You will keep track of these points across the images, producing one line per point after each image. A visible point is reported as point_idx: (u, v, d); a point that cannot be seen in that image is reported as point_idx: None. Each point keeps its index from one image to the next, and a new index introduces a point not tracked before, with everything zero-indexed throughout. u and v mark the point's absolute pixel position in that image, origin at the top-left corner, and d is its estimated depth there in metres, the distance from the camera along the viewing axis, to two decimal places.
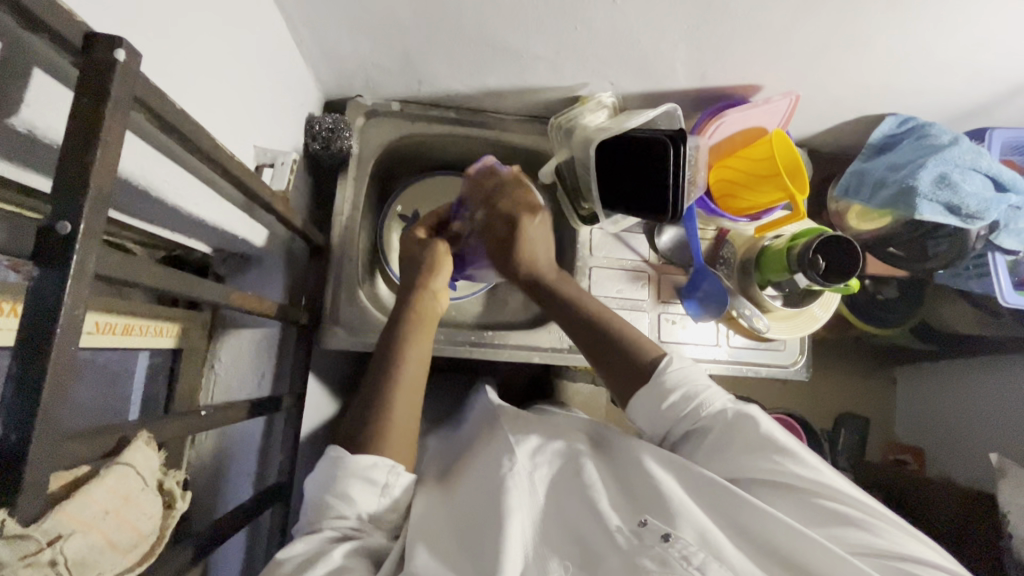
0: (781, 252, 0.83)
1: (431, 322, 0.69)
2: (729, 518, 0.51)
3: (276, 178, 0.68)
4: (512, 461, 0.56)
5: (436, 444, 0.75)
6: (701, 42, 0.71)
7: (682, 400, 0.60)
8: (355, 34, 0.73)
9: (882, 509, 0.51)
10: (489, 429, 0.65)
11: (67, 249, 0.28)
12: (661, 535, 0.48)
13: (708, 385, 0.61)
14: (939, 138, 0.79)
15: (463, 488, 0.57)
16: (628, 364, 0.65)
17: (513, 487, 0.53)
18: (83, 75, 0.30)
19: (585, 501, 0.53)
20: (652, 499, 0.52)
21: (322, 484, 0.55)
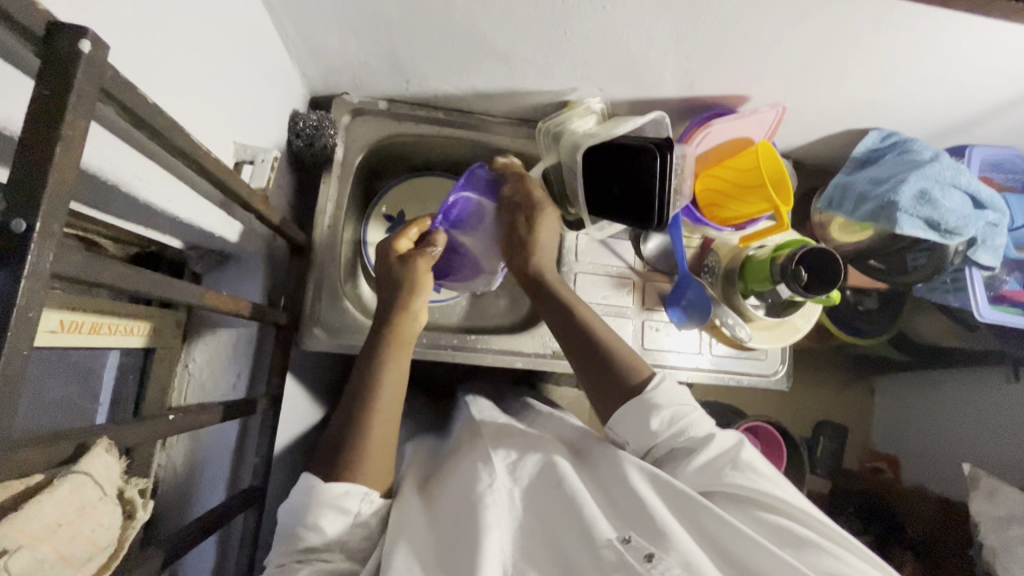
0: (765, 262, 0.84)
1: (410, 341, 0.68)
2: (705, 533, 0.51)
3: (256, 176, 0.67)
4: (491, 477, 0.56)
5: (419, 447, 0.75)
6: (690, 51, 0.71)
7: (664, 421, 0.59)
8: (341, 31, 0.72)
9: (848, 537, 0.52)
10: (471, 438, 0.65)
11: (23, 248, 0.27)
12: (645, 555, 0.48)
13: (690, 407, 0.61)
14: (921, 153, 0.80)
15: (444, 499, 0.57)
16: (613, 381, 0.63)
17: (491, 503, 0.52)
18: (46, 66, 0.29)
19: (569, 514, 0.52)
20: (635, 515, 0.52)
21: (293, 514, 0.54)
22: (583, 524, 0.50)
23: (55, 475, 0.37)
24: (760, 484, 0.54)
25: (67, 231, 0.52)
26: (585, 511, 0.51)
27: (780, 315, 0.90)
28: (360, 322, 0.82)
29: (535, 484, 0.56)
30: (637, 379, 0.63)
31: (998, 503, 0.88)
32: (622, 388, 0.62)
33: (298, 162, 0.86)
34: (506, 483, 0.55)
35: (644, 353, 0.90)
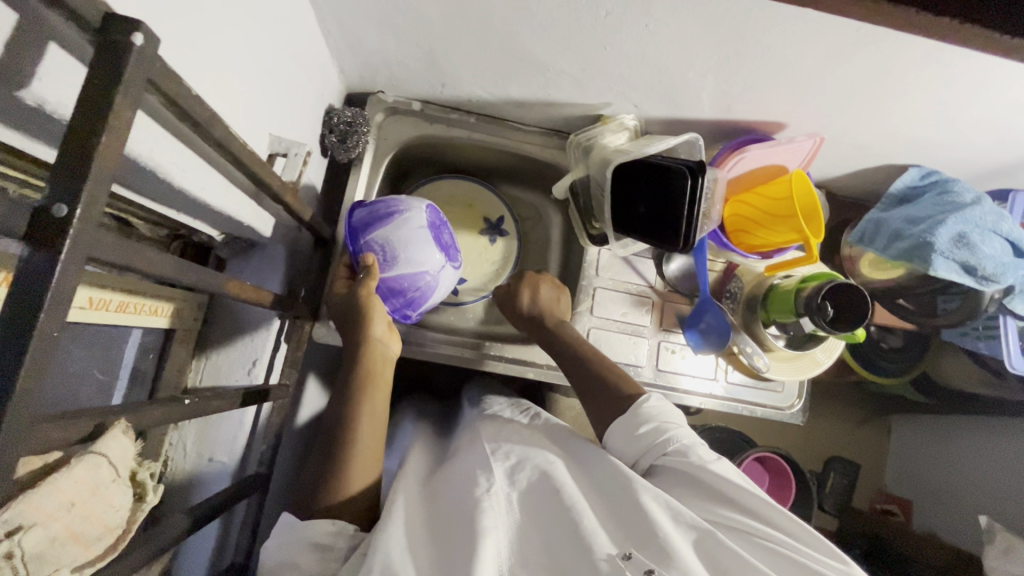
0: (789, 292, 0.82)
1: (383, 375, 0.67)
2: (704, 547, 0.50)
3: (288, 170, 0.67)
4: (489, 482, 0.55)
5: (424, 445, 0.74)
6: (730, 74, 0.70)
7: (653, 428, 0.62)
8: (382, 30, 0.73)
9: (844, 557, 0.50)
10: (469, 444, 0.65)
11: (62, 231, 0.27)
12: (645, 569, 0.47)
13: (677, 425, 0.62)
14: (962, 195, 0.77)
15: (444, 497, 0.57)
16: (610, 397, 0.68)
17: (488, 508, 0.52)
18: (97, 55, 0.29)
19: (568, 530, 0.51)
20: (638, 527, 0.51)
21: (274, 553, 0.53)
22: (580, 538, 0.49)
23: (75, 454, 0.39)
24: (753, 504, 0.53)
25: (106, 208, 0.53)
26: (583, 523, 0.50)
27: (800, 348, 0.88)
28: None
29: (531, 490, 0.56)
30: (632, 394, 0.67)
31: (1014, 560, 0.85)
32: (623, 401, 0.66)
33: (329, 156, 0.87)
34: (504, 486, 0.55)
35: (657, 374, 0.90)
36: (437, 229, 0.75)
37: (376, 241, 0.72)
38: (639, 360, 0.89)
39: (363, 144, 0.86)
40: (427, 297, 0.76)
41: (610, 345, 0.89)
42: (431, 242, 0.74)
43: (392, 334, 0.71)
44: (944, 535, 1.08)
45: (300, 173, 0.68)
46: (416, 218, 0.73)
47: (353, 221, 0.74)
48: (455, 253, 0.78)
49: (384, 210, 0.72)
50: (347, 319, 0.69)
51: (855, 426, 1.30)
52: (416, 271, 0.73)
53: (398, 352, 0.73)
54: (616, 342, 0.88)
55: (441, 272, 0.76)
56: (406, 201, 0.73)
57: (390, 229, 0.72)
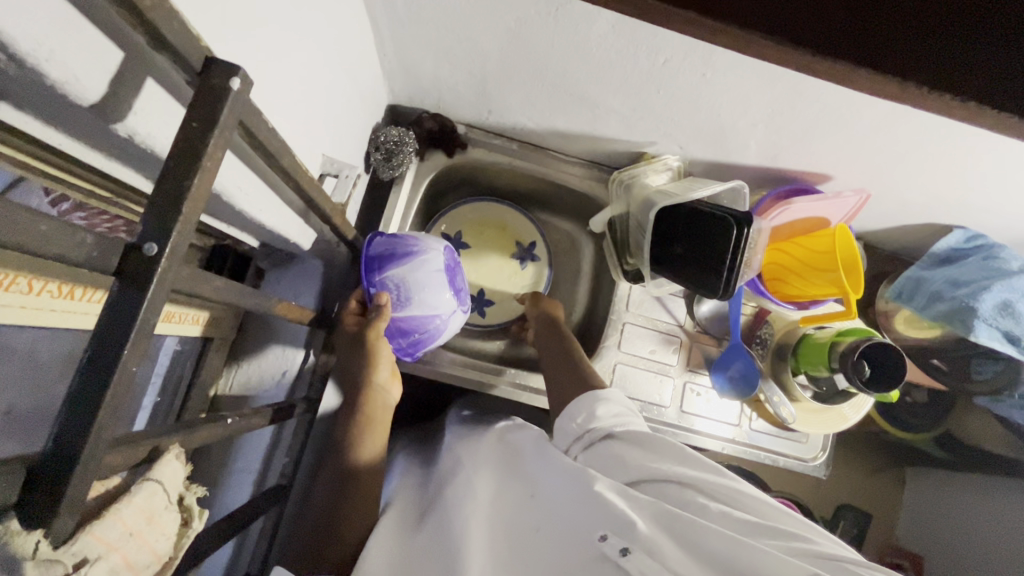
0: (822, 344, 0.81)
1: (383, 419, 0.67)
2: (657, 515, 0.50)
3: (339, 190, 0.69)
4: (468, 509, 0.56)
5: (410, 470, 0.73)
6: (782, 126, 0.70)
7: (610, 411, 0.65)
8: (438, 57, 0.74)
9: (780, 508, 0.53)
10: (446, 468, 0.65)
11: (150, 270, 0.28)
12: (620, 551, 0.47)
13: (631, 413, 0.66)
14: (1009, 262, 0.76)
15: (425, 528, 0.56)
16: (577, 380, 0.74)
17: (468, 535, 0.53)
18: (196, 97, 0.30)
19: (545, 546, 0.51)
20: (593, 510, 0.51)
21: None
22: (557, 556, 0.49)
23: (131, 478, 0.36)
24: (705, 472, 0.55)
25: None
26: (558, 537, 0.51)
27: (828, 403, 0.86)
28: None
29: (509, 515, 0.56)
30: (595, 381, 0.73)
31: None
32: (587, 383, 0.73)
33: (372, 172, 0.89)
34: (483, 516, 0.56)
35: (680, 415, 0.89)
36: (451, 271, 0.74)
37: (391, 279, 0.71)
38: (664, 400, 0.89)
39: (407, 164, 0.87)
40: (434, 339, 0.75)
41: (636, 382, 0.88)
42: (444, 281, 0.72)
43: (394, 377, 0.69)
44: None
45: (349, 193, 0.70)
46: (434, 254, 0.72)
47: (368, 251, 0.72)
48: (466, 296, 0.77)
49: (401, 246, 0.71)
50: (353, 358, 0.68)
51: (870, 476, 1.28)
52: (427, 314, 0.72)
53: (400, 395, 0.71)
54: (643, 380, 0.88)
55: (451, 316, 0.75)
56: (425, 239, 0.73)
57: (405, 265, 0.70)
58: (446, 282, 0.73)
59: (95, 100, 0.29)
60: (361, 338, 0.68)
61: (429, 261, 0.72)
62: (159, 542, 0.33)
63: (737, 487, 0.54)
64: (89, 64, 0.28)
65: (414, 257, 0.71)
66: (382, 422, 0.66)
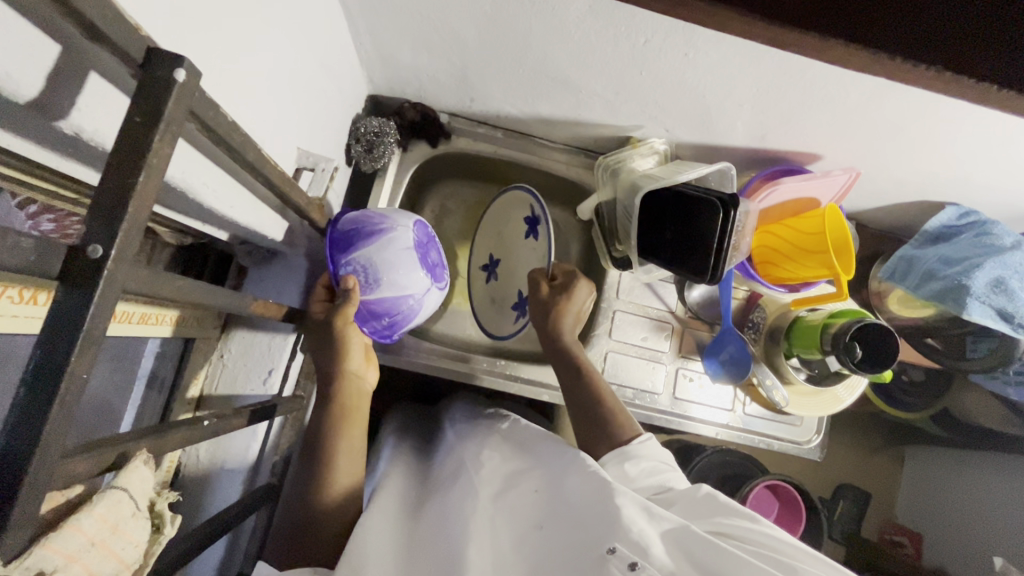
0: (815, 327, 0.80)
1: (360, 414, 0.64)
2: (680, 542, 0.48)
3: (316, 184, 0.67)
4: (472, 511, 0.55)
5: (408, 470, 0.71)
6: (768, 106, 0.68)
7: (642, 469, 0.63)
8: (414, 44, 0.72)
9: (813, 555, 0.49)
10: (454, 470, 0.64)
11: (96, 273, 0.27)
12: (629, 564, 0.44)
13: (667, 468, 0.64)
14: (1001, 238, 0.75)
15: (424, 530, 0.55)
16: (603, 432, 0.69)
17: (468, 535, 0.51)
18: (139, 90, 0.29)
19: (544, 555, 0.49)
20: (606, 524, 0.48)
21: None
22: (562, 553, 0.48)
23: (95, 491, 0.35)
24: (735, 516, 0.53)
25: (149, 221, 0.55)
26: (561, 544, 0.49)
27: (820, 385, 0.85)
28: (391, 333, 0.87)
29: (513, 512, 0.55)
30: (625, 436, 0.68)
31: None
32: (613, 435, 0.68)
33: (353, 165, 0.87)
34: (484, 514, 0.55)
35: (673, 402, 0.88)
36: (423, 247, 0.74)
37: (357, 261, 0.69)
38: (656, 386, 0.88)
39: (389, 155, 0.86)
40: (409, 319, 0.74)
41: (628, 370, 0.88)
42: (415, 258, 0.72)
43: (369, 362, 0.68)
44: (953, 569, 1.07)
45: (326, 187, 0.68)
46: (405, 228, 0.72)
47: (335, 231, 0.71)
48: (441, 273, 0.77)
49: (365, 224, 0.70)
50: (322, 346, 0.66)
51: (868, 455, 1.28)
52: (399, 294, 0.71)
53: (376, 379, 0.70)
54: (634, 367, 0.87)
55: (426, 295, 0.74)
56: (391, 216, 0.72)
57: (374, 244, 0.69)
58: (416, 256, 0.72)
59: (31, 97, 0.28)
60: (329, 326, 0.66)
61: (396, 237, 0.71)
62: (126, 550, 0.33)
63: (765, 531, 0.51)
64: (21, 57, 0.26)
65: (381, 233, 0.70)
66: (358, 417, 0.64)
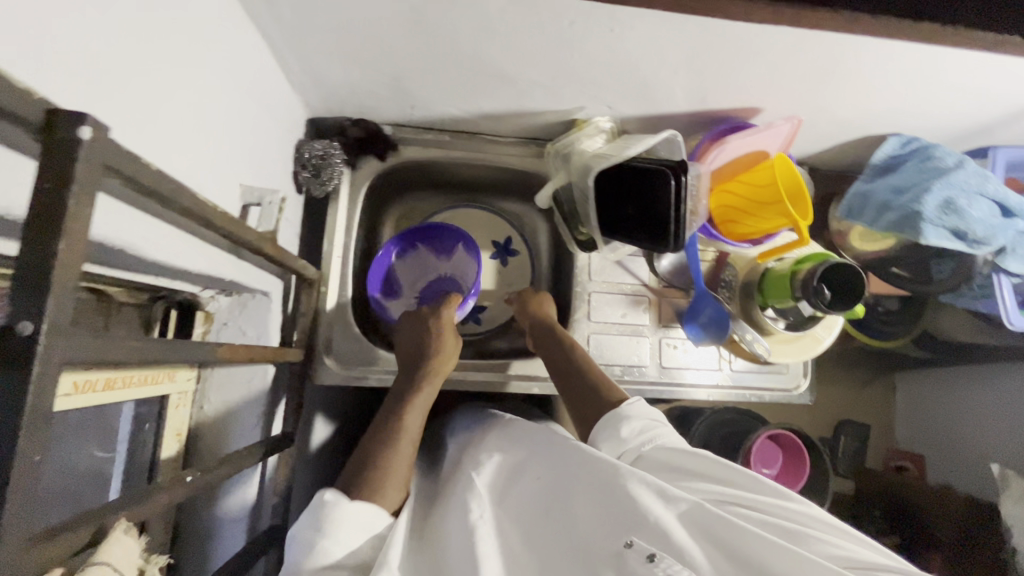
0: (784, 276, 0.81)
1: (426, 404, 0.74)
2: (696, 524, 0.48)
3: (264, 219, 0.65)
4: (481, 508, 0.55)
5: (416, 484, 0.71)
6: (702, 67, 0.69)
7: (634, 429, 0.62)
8: (343, 61, 0.71)
9: (826, 516, 0.50)
10: (460, 475, 0.64)
11: (28, 352, 0.26)
12: (648, 554, 0.46)
13: (659, 425, 0.63)
14: (944, 160, 0.77)
15: (438, 534, 0.56)
16: (594, 398, 0.71)
17: (483, 535, 0.52)
18: (45, 155, 0.28)
19: (559, 541, 0.50)
20: (623, 514, 0.49)
21: (308, 531, 0.53)
22: (578, 546, 0.49)
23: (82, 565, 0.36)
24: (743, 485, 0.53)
25: (81, 284, 0.52)
26: (575, 532, 0.50)
27: (798, 330, 0.87)
28: (370, 352, 0.86)
29: (522, 504, 0.56)
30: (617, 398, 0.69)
31: None
32: (605, 399, 0.69)
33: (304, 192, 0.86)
34: (495, 513, 0.56)
35: (663, 372, 0.89)
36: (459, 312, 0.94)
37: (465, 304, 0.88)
38: (643, 359, 0.89)
39: (337, 177, 0.84)
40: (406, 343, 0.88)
41: (612, 349, 0.88)
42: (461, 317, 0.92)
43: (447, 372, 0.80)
44: (954, 481, 1.12)
45: (276, 219, 0.68)
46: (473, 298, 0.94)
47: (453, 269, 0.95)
48: None
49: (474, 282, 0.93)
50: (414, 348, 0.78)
51: (861, 388, 1.31)
52: None
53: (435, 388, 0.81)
54: (617, 344, 0.88)
55: None
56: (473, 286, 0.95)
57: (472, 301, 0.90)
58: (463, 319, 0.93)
59: None
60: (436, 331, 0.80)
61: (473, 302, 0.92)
62: None
63: (777, 498, 0.52)
64: None
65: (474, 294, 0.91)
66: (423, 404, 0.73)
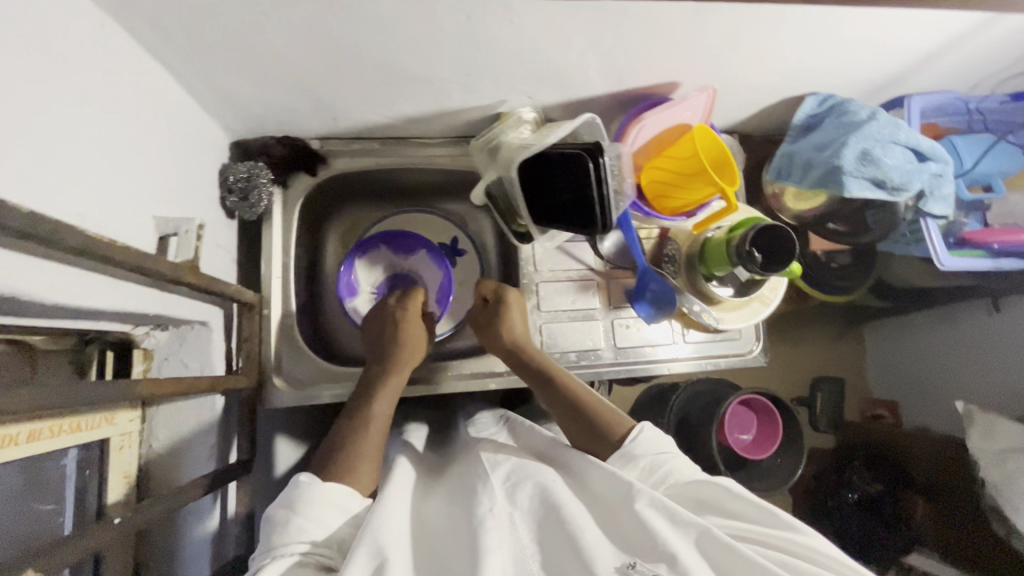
0: (720, 245, 0.82)
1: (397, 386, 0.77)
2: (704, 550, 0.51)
3: (183, 250, 0.63)
4: (491, 501, 0.56)
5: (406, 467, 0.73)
6: (609, 47, 0.69)
7: (642, 469, 0.63)
8: (251, 81, 0.70)
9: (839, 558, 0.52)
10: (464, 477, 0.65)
11: None
12: (650, 574, 0.48)
13: (669, 456, 0.63)
14: (858, 113, 0.78)
15: (440, 526, 0.57)
16: (595, 433, 0.69)
17: (491, 527, 0.52)
18: None
19: (563, 539, 0.52)
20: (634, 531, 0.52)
21: (285, 510, 0.54)
22: (581, 544, 0.50)
23: None
24: (755, 520, 0.54)
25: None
26: (584, 537, 0.51)
27: (743, 295, 0.89)
28: (323, 369, 0.86)
29: (530, 504, 0.57)
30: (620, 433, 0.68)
31: (996, 435, 1.00)
32: (606, 437, 0.68)
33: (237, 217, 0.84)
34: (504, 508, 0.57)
35: (618, 352, 0.90)
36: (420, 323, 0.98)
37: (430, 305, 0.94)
38: (598, 342, 0.90)
39: (266, 197, 0.83)
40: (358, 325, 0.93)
41: (565, 336, 0.89)
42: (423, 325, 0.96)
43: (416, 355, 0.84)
44: (933, 424, 1.20)
45: (197, 249, 0.64)
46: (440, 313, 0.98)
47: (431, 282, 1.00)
48: None
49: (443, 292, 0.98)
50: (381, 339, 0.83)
51: (832, 344, 1.36)
52: None
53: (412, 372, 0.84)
54: (570, 331, 0.89)
55: None
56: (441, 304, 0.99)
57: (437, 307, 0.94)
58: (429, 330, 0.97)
59: None
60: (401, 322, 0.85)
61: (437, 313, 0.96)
62: None
63: (792, 535, 0.53)
64: None
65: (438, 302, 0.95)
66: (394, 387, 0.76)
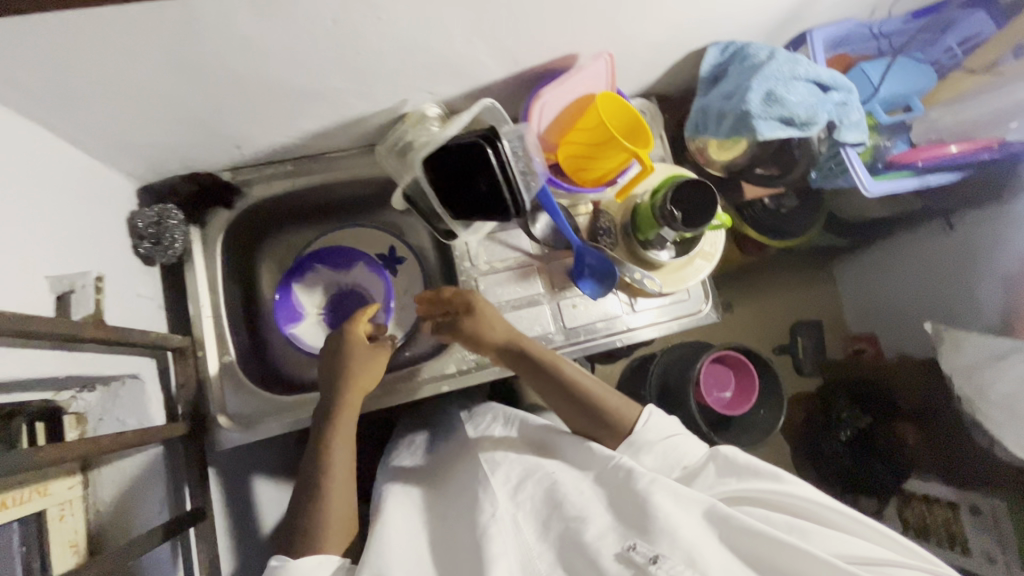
0: (648, 210, 0.82)
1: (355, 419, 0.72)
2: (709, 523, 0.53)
3: (83, 306, 0.61)
4: (493, 506, 0.57)
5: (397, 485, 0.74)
6: (491, 30, 0.68)
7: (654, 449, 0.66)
8: (139, 124, 0.68)
9: (834, 509, 0.57)
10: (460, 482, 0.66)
11: None
12: (651, 557, 0.49)
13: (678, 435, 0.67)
14: (758, 55, 0.78)
15: (452, 536, 0.59)
16: (598, 423, 0.69)
17: (494, 533, 0.54)
18: None
19: (569, 536, 0.54)
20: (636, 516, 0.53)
21: None
22: (585, 542, 0.52)
23: None
24: (759, 483, 0.59)
25: None
26: (585, 531, 0.53)
27: (682, 256, 0.88)
28: (270, 402, 0.84)
29: (532, 506, 0.58)
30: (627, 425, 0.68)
31: (963, 351, 1.01)
32: (611, 428, 0.68)
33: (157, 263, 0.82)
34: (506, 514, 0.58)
35: (569, 332, 0.89)
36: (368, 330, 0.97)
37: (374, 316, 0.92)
38: (547, 326, 0.89)
39: (180, 239, 0.81)
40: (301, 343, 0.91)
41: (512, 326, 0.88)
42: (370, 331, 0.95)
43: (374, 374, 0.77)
44: (907, 349, 1.19)
45: (99, 302, 0.63)
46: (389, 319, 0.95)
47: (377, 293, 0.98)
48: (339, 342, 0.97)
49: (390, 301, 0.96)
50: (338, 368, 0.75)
51: (802, 288, 1.38)
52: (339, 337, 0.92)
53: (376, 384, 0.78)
54: (516, 320, 0.88)
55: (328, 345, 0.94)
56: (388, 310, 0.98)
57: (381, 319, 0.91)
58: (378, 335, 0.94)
59: None
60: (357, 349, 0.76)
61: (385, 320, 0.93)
62: None
63: (791, 495, 0.58)
64: None
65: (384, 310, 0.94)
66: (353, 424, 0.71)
